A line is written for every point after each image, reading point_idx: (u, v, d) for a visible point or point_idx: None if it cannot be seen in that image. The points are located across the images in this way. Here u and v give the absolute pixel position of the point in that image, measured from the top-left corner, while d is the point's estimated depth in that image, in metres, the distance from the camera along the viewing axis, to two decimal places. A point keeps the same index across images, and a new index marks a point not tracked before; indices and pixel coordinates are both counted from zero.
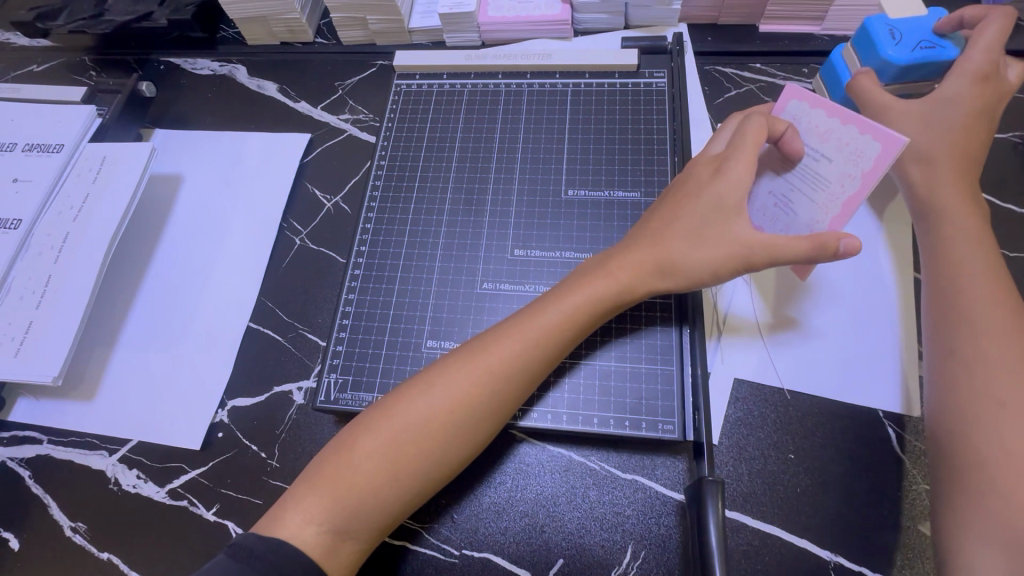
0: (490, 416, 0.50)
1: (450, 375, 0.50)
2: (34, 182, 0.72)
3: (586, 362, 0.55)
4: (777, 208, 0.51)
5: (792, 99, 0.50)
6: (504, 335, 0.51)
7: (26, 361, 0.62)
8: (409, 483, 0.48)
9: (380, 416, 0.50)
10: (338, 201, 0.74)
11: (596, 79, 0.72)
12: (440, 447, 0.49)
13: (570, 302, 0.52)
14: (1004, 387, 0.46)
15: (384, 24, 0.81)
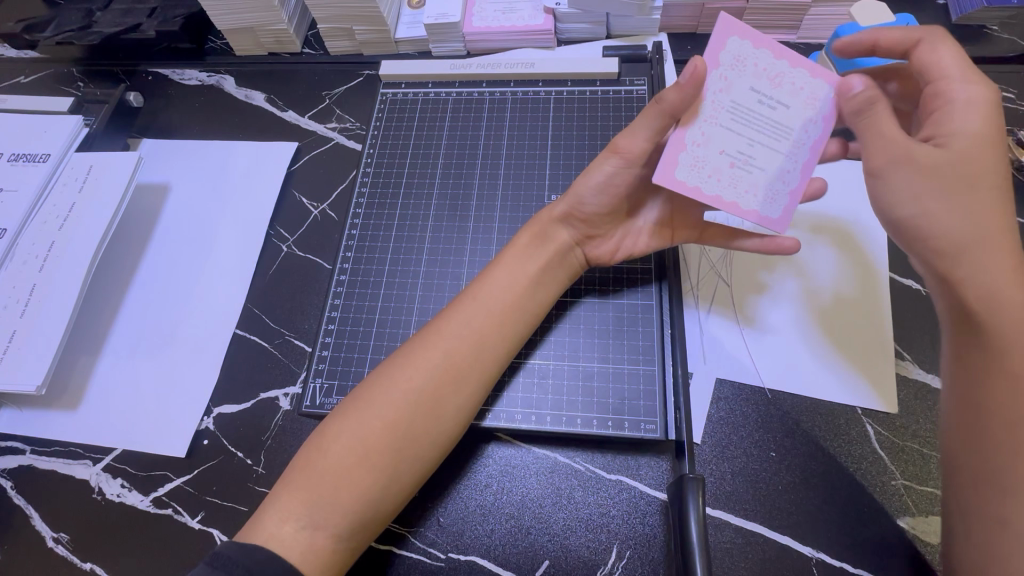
0: (454, 392, 0.51)
1: (418, 365, 0.51)
2: (20, 192, 0.72)
3: (529, 362, 0.57)
4: (731, 166, 0.50)
5: (728, 36, 0.49)
6: (466, 322, 0.53)
7: (9, 370, 0.61)
8: (380, 477, 0.48)
9: (351, 409, 0.51)
10: (325, 209, 0.75)
11: (578, 87, 0.74)
12: (409, 440, 0.49)
13: (503, 277, 0.55)
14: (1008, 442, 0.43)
15: (371, 34, 0.82)
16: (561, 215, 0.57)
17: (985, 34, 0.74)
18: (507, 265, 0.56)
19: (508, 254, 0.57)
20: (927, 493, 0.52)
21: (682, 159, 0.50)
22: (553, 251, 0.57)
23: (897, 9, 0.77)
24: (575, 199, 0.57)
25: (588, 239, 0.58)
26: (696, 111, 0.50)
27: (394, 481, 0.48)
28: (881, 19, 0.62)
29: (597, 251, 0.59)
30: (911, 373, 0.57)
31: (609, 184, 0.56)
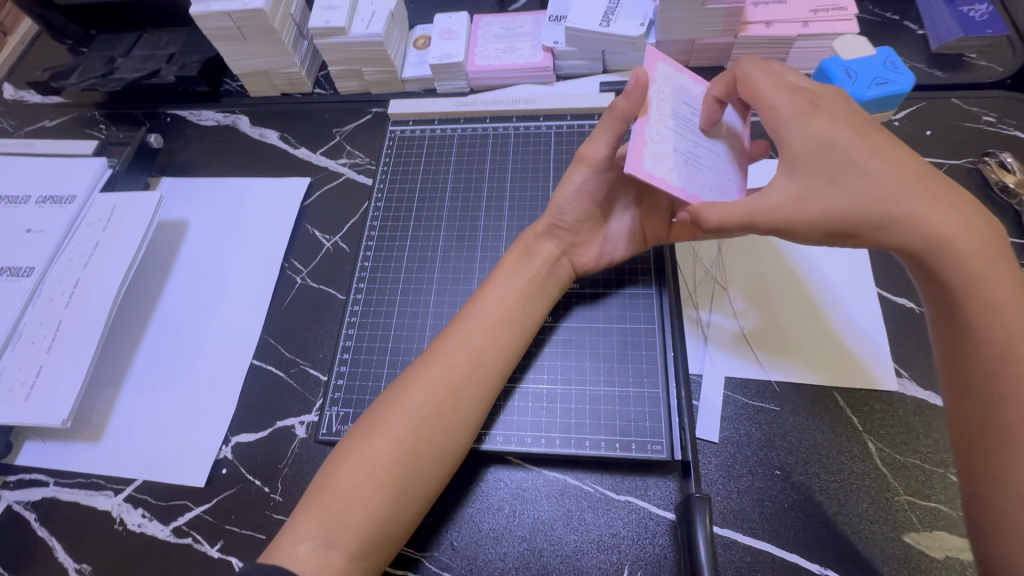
0: (459, 407, 0.53)
1: (422, 383, 0.54)
2: (47, 232, 0.75)
3: (522, 385, 0.58)
4: (687, 162, 0.54)
5: (658, 62, 0.58)
6: (466, 338, 0.55)
7: (36, 405, 0.64)
8: (390, 496, 0.50)
9: (362, 430, 0.53)
10: (337, 241, 0.78)
11: (577, 121, 0.77)
12: (417, 457, 0.51)
13: (493, 293, 0.58)
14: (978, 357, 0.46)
15: (378, 74, 0.86)
16: (545, 232, 0.62)
17: (964, 62, 0.77)
18: (498, 281, 0.59)
19: (500, 273, 0.60)
20: (930, 509, 0.53)
21: (646, 152, 0.52)
22: (540, 265, 0.60)
23: (880, 40, 0.80)
24: (557, 215, 0.61)
25: (571, 247, 0.62)
26: (649, 116, 0.54)
27: (405, 497, 0.50)
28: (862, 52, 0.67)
29: (581, 260, 0.62)
30: (908, 390, 0.59)
31: (581, 192, 0.60)
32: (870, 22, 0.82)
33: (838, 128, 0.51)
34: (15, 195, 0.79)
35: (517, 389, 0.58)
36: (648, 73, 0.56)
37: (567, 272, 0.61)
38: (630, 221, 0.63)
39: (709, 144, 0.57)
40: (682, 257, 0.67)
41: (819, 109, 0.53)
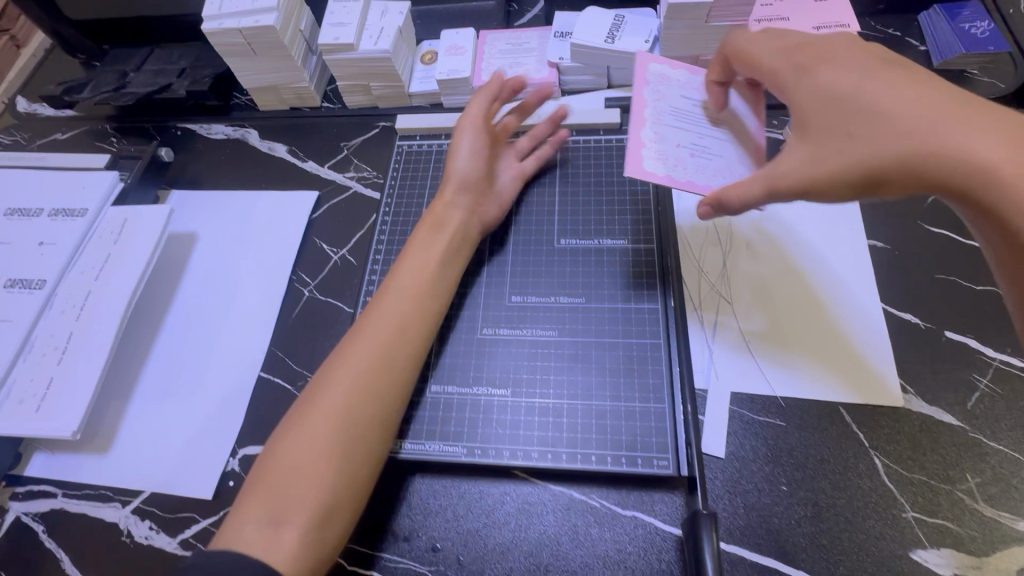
0: (385, 378, 0.56)
1: (354, 359, 0.56)
2: (59, 245, 0.76)
3: (529, 401, 0.58)
4: (691, 154, 0.59)
5: (649, 64, 0.65)
6: (386, 312, 0.59)
7: (46, 417, 0.64)
8: (333, 464, 0.52)
9: (301, 411, 0.55)
10: (344, 254, 0.79)
11: (583, 136, 0.77)
12: (348, 427, 0.53)
13: (410, 266, 0.62)
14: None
15: (386, 89, 0.87)
16: (454, 200, 0.66)
17: (967, 77, 0.78)
18: (413, 258, 0.63)
19: (411, 247, 0.64)
20: (936, 526, 0.53)
21: (645, 154, 0.59)
22: (450, 232, 0.65)
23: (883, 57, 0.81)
24: (460, 179, 0.67)
25: (476, 207, 0.68)
26: (644, 119, 0.61)
27: (349, 463, 0.52)
28: None
29: (489, 216, 0.69)
30: (915, 406, 0.59)
31: (475, 153, 0.68)
32: (873, 39, 0.83)
33: (854, 77, 0.53)
34: (28, 208, 0.80)
35: (523, 404, 0.58)
36: (638, 79, 0.64)
37: (479, 227, 0.68)
38: (509, 177, 0.71)
39: (715, 132, 0.61)
40: (687, 270, 0.68)
41: (824, 62, 0.55)
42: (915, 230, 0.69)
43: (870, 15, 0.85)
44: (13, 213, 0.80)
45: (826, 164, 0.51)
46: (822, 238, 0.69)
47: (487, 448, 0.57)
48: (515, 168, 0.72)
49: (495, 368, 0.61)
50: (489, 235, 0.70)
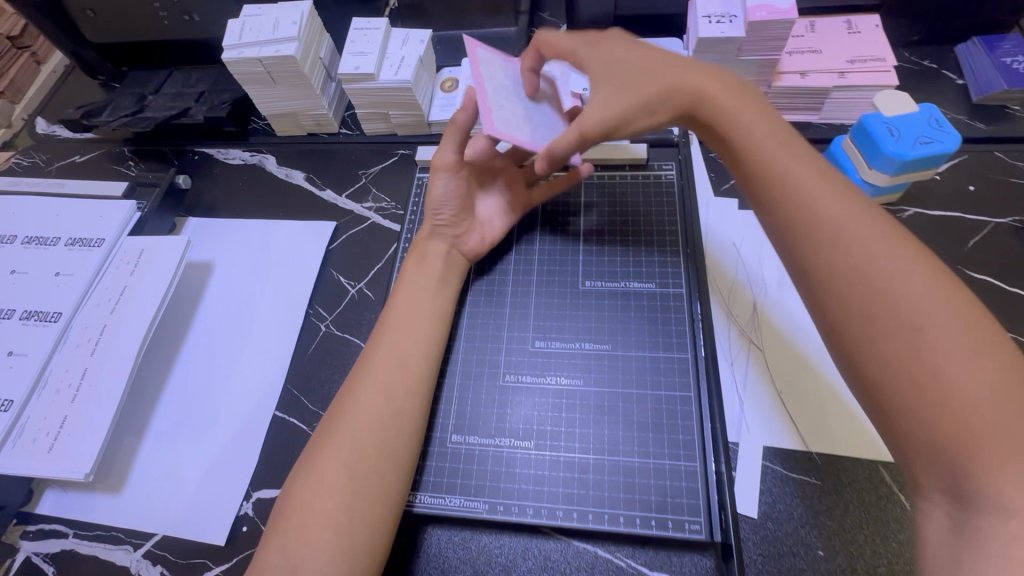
0: (403, 407, 0.56)
1: (370, 389, 0.56)
2: (75, 276, 0.75)
3: (555, 455, 0.56)
4: (530, 125, 0.64)
5: (477, 48, 0.66)
6: (397, 343, 0.59)
7: (59, 457, 0.63)
8: (344, 501, 0.50)
9: (319, 446, 0.54)
10: (362, 287, 0.78)
11: (607, 171, 0.75)
12: (368, 461, 0.52)
13: (404, 300, 0.62)
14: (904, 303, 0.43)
15: (406, 118, 0.86)
16: (432, 232, 0.67)
17: (1007, 114, 0.75)
18: (408, 287, 0.63)
19: (403, 281, 0.64)
20: None
21: (494, 112, 0.62)
22: (432, 264, 0.65)
23: (920, 91, 0.78)
24: (432, 216, 0.67)
25: (456, 239, 0.67)
26: (488, 97, 0.62)
27: (365, 501, 0.51)
28: (902, 110, 0.65)
29: (468, 245, 0.68)
30: None
31: (449, 193, 0.66)
32: (908, 71, 0.80)
33: (619, 48, 0.63)
34: (45, 236, 0.79)
35: (548, 457, 0.56)
36: (469, 56, 0.65)
37: (460, 257, 0.67)
38: (493, 202, 0.71)
39: (539, 106, 0.68)
40: (719, 312, 0.66)
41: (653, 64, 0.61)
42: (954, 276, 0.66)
43: (905, 46, 0.82)
44: (31, 241, 0.79)
45: (612, 106, 0.59)
46: None
47: (510, 504, 0.55)
48: (500, 191, 0.71)
49: (519, 417, 0.59)
50: (474, 264, 0.69)
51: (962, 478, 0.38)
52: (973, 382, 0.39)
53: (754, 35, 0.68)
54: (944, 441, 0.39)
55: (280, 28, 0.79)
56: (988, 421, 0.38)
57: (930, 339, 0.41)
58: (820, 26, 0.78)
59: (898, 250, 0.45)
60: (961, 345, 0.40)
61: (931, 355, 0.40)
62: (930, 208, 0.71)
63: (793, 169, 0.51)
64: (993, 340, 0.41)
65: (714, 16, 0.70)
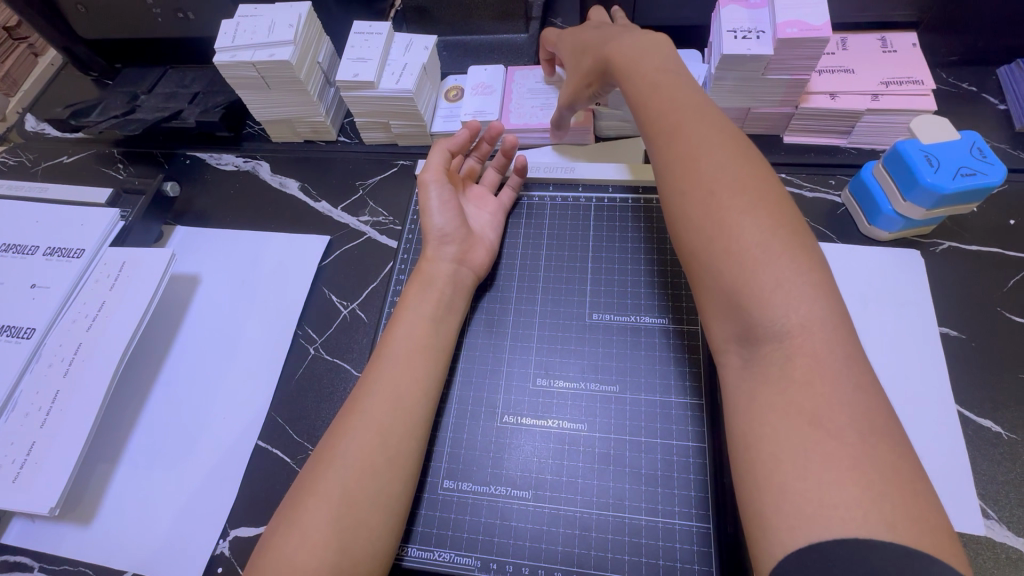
0: (404, 452, 0.51)
1: (365, 429, 0.51)
2: (52, 289, 0.71)
3: (560, 509, 0.52)
4: (541, 109, 0.78)
5: (515, 68, 0.84)
6: (393, 377, 0.54)
7: (24, 489, 0.59)
8: (331, 553, 0.46)
9: (305, 494, 0.49)
10: (355, 308, 0.73)
11: (619, 193, 0.70)
12: (355, 510, 0.48)
13: (404, 328, 0.57)
14: (716, 181, 0.49)
15: (407, 128, 0.81)
16: (436, 255, 0.63)
17: None
18: (407, 317, 0.58)
19: (403, 305, 0.60)
20: None
21: (513, 111, 0.79)
22: (441, 288, 0.61)
23: (957, 114, 0.73)
24: (437, 233, 0.63)
25: (463, 254, 0.63)
26: (511, 99, 0.80)
27: (349, 556, 0.46)
28: (942, 137, 0.60)
29: (474, 260, 0.64)
30: (998, 536, 0.51)
31: (446, 202, 0.65)
32: (945, 94, 0.75)
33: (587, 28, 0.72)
34: (22, 245, 0.75)
35: (547, 510, 0.52)
36: (507, 74, 0.84)
37: (469, 276, 0.63)
38: (485, 216, 0.68)
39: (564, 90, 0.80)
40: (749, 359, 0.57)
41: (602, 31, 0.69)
42: (991, 320, 0.61)
43: (942, 66, 0.77)
44: (8, 249, 0.75)
45: (573, 82, 0.69)
46: (880, 321, 0.62)
47: (504, 561, 0.50)
48: (491, 203, 0.69)
49: (517, 463, 0.54)
50: (479, 284, 0.65)
51: (748, 318, 0.43)
52: (753, 238, 0.45)
53: (783, 54, 0.63)
54: (735, 292, 0.44)
55: (275, 30, 0.74)
56: (760, 258, 0.44)
57: (734, 207, 0.47)
58: (852, 42, 0.73)
59: (718, 147, 0.51)
60: (743, 205, 0.47)
61: (723, 215, 0.47)
62: (967, 243, 0.66)
63: (646, 78, 0.59)
64: (772, 197, 0.47)
65: (740, 32, 0.65)
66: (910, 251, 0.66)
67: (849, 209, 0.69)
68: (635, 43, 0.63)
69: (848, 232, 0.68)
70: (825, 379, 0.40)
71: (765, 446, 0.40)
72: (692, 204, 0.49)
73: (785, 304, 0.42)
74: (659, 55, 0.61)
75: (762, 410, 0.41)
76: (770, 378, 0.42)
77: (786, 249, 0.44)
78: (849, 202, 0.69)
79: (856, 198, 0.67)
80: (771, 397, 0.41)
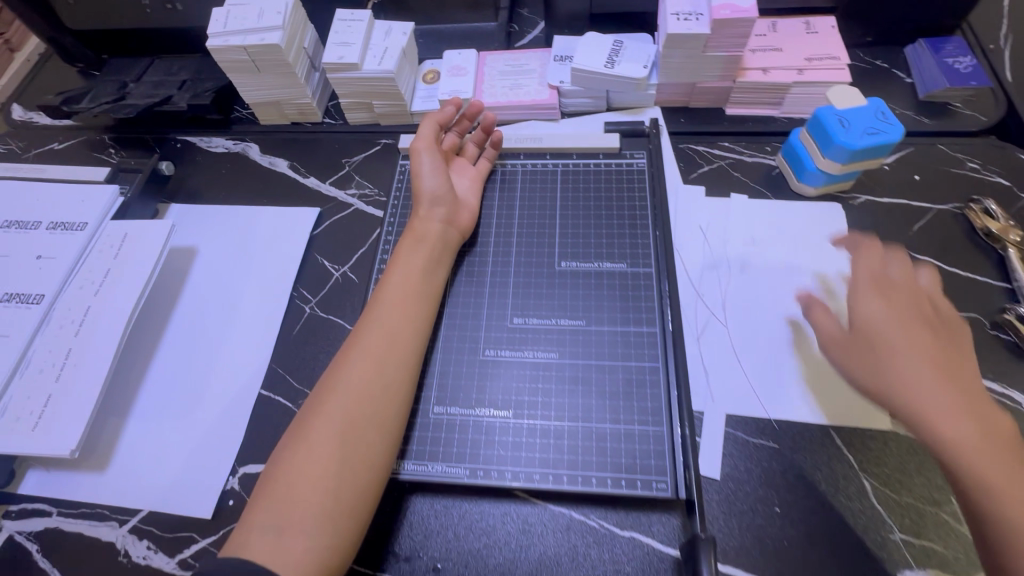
0: (398, 381, 0.58)
1: (363, 361, 0.58)
2: (57, 259, 0.76)
3: (539, 423, 0.60)
4: (509, 88, 0.86)
5: (487, 52, 0.92)
6: (386, 318, 0.61)
7: (44, 435, 0.64)
8: (336, 464, 0.53)
9: (308, 417, 0.56)
10: (346, 270, 0.80)
11: (583, 159, 0.79)
12: (353, 429, 0.55)
13: (396, 279, 0.64)
14: (909, 364, 0.56)
15: (389, 108, 0.88)
16: (427, 215, 0.70)
17: (949, 110, 0.81)
18: (400, 267, 0.65)
19: (398, 257, 0.67)
20: (924, 547, 0.55)
21: (486, 90, 0.87)
22: (429, 242, 0.68)
23: (871, 87, 0.84)
24: (427, 195, 0.71)
25: (450, 215, 0.71)
26: (483, 80, 0.88)
27: (349, 465, 0.53)
28: (853, 102, 0.70)
29: (459, 221, 0.72)
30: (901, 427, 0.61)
31: (435, 169, 0.72)
32: (861, 70, 0.86)
33: (870, 264, 0.64)
34: (24, 221, 0.79)
35: (526, 425, 0.60)
36: (479, 57, 0.92)
37: (456, 235, 0.71)
38: (468, 182, 0.76)
39: (530, 71, 0.88)
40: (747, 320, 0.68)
41: (875, 332, 0.59)
42: None
43: (859, 46, 0.88)
44: (11, 225, 0.79)
45: (866, 314, 0.60)
46: (808, 261, 0.72)
47: (490, 468, 0.58)
48: (471, 172, 0.77)
49: (498, 388, 0.62)
50: (464, 243, 0.73)
51: (936, 425, 0.53)
52: (945, 405, 0.54)
53: (719, 33, 0.72)
54: (958, 475, 0.52)
55: (264, 17, 0.81)
56: (955, 436, 0.53)
57: (930, 397, 0.54)
58: (780, 25, 0.83)
59: (911, 335, 0.58)
60: (919, 365, 0.56)
61: (917, 387, 0.55)
62: (879, 195, 0.77)
63: (874, 273, 0.63)
64: (930, 325, 0.59)
65: (682, 14, 0.74)
66: (833, 203, 0.76)
67: (782, 171, 0.79)
68: (899, 294, 0.61)
69: (782, 190, 0.78)
70: (996, 468, 0.50)
71: (1005, 510, 0.49)
72: (897, 365, 0.57)
73: (955, 424, 0.53)
74: (948, 329, 0.59)
75: (988, 479, 0.50)
76: (974, 472, 0.51)
77: (964, 399, 0.54)
78: (782, 164, 0.79)
79: (787, 160, 0.78)
80: (984, 466, 0.51)
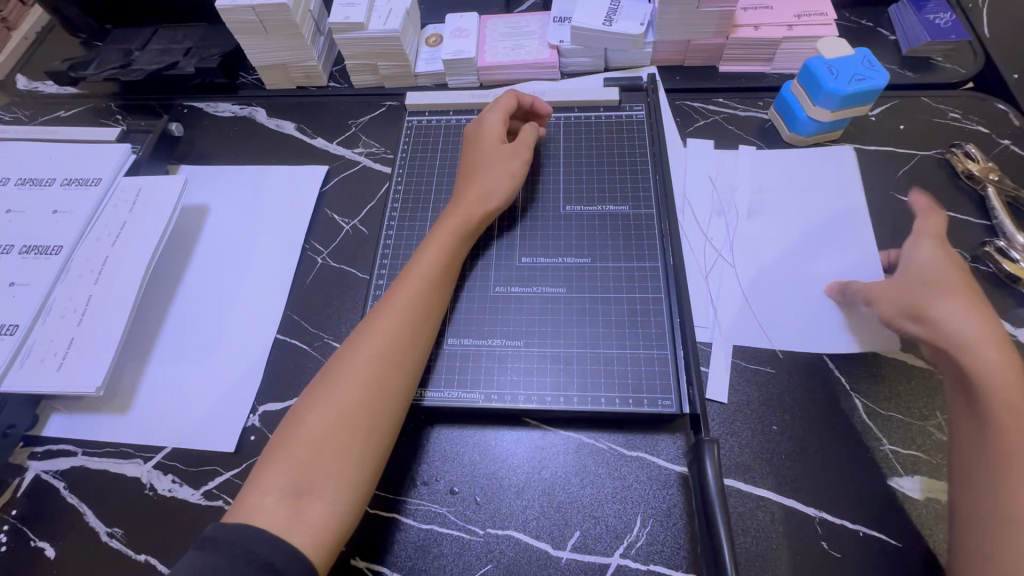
0: (418, 357, 0.59)
1: (389, 336, 0.58)
2: (74, 212, 0.77)
3: (550, 351, 0.63)
4: (510, 48, 0.89)
5: (489, 16, 0.95)
6: (415, 296, 0.61)
7: (68, 374, 0.66)
8: (360, 433, 0.54)
9: (325, 384, 0.56)
10: (356, 224, 0.82)
11: (584, 113, 0.82)
12: (375, 402, 0.55)
13: (428, 258, 0.64)
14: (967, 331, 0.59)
15: (394, 69, 0.91)
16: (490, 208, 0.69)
17: (930, 64, 0.86)
18: (431, 245, 0.65)
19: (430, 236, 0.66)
20: (911, 456, 0.59)
21: (487, 51, 0.90)
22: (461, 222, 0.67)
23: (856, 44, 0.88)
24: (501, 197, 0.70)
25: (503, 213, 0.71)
26: (484, 41, 0.91)
27: (371, 439, 0.54)
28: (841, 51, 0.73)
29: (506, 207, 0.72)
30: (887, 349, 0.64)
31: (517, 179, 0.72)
32: (847, 28, 0.90)
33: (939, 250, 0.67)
34: (38, 178, 0.81)
35: (536, 353, 0.63)
36: (481, 20, 0.95)
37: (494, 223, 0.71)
38: None
39: (530, 32, 0.91)
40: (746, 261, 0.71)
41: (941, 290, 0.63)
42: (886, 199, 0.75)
43: (844, 6, 0.92)
44: (25, 182, 0.81)
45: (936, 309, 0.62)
46: (799, 204, 0.75)
47: (503, 394, 0.61)
48: None
49: (509, 321, 0.65)
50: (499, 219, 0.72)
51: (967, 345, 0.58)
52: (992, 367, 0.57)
53: None
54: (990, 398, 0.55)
55: None
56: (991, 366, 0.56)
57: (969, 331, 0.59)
58: None
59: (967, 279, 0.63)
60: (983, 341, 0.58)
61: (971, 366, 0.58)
62: (865, 143, 0.81)
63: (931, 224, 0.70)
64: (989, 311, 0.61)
65: None
66: (822, 151, 0.80)
67: (774, 123, 0.83)
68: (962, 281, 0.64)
69: (774, 140, 0.82)
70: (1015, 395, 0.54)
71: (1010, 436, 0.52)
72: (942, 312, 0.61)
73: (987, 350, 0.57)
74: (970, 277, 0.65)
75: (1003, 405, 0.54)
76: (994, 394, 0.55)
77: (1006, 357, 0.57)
78: (774, 117, 0.82)
79: (779, 112, 0.81)
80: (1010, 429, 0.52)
